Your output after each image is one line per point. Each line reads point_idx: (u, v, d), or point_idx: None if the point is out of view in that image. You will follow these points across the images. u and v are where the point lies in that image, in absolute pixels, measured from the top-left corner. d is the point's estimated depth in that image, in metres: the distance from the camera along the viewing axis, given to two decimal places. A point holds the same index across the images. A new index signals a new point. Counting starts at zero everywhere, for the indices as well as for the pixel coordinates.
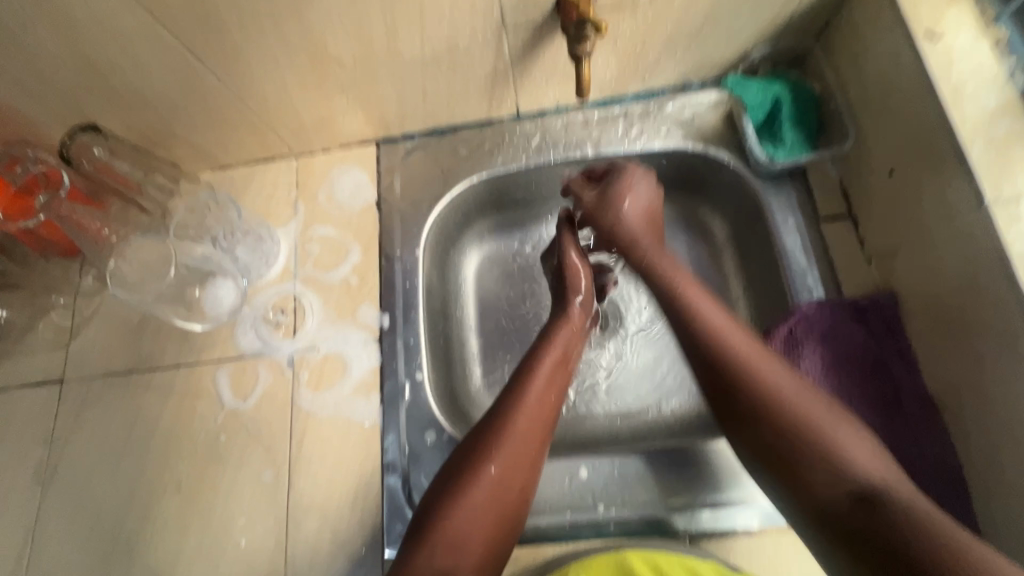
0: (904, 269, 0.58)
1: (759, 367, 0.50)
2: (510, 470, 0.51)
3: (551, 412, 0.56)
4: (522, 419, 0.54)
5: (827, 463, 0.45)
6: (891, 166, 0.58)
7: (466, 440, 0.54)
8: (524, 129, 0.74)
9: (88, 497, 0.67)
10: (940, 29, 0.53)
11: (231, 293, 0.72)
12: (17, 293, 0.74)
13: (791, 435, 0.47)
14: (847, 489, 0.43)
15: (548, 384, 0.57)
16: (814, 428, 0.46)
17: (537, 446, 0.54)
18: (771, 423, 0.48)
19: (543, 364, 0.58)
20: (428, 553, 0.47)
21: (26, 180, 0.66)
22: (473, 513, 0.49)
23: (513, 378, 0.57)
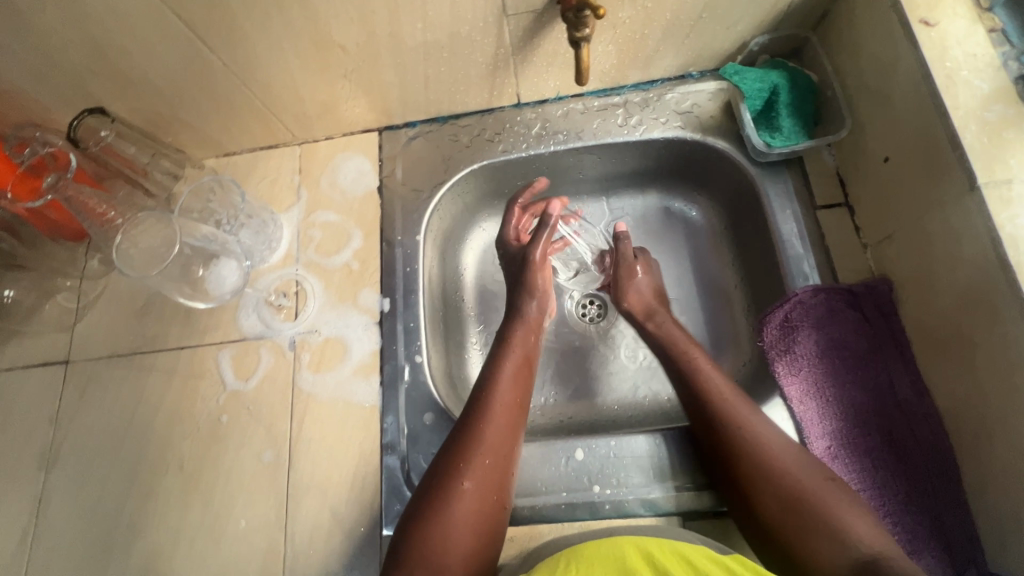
0: (899, 254, 0.59)
1: (760, 433, 0.54)
2: (483, 483, 0.53)
3: (519, 421, 0.57)
4: (491, 430, 0.55)
5: (829, 533, 0.47)
6: (886, 153, 0.59)
7: (438, 459, 0.55)
8: (524, 118, 0.75)
9: (91, 476, 0.68)
10: (935, 17, 0.53)
11: (234, 274, 0.72)
12: (26, 274, 0.74)
13: (795, 502, 0.50)
14: (850, 560, 0.46)
15: (513, 391, 0.59)
16: (818, 502, 0.49)
17: (507, 455, 0.55)
18: (774, 499, 0.50)
19: (504, 372, 0.60)
20: (411, 573, 0.48)
21: (33, 161, 0.67)
22: (453, 530, 0.50)
23: (478, 390, 0.59)
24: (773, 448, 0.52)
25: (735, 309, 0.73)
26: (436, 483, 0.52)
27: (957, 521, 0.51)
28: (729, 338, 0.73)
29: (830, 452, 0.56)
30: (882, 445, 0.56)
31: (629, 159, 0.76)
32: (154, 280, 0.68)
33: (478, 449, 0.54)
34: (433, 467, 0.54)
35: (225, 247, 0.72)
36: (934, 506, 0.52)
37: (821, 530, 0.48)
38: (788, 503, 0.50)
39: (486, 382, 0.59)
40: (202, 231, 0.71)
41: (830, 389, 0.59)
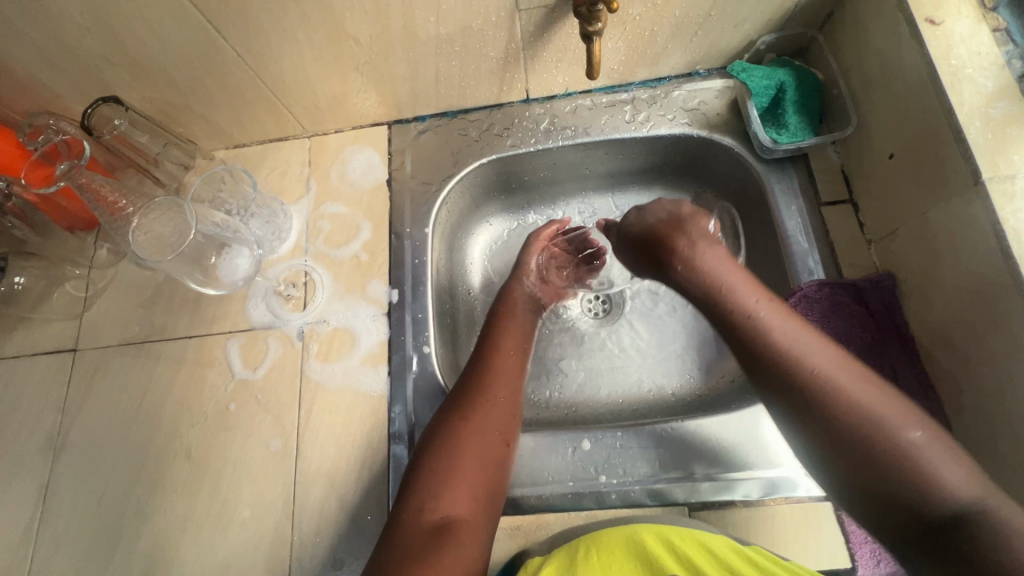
0: (903, 250, 0.60)
1: (831, 373, 0.46)
2: (489, 425, 0.54)
3: (519, 375, 0.60)
4: (495, 375, 0.58)
5: (917, 482, 0.41)
6: (891, 150, 0.60)
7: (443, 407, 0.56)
8: (533, 113, 0.76)
9: (99, 463, 0.68)
10: (941, 16, 0.55)
11: (246, 262, 0.72)
12: (36, 261, 0.74)
13: (879, 448, 0.42)
14: (940, 512, 0.40)
15: (513, 350, 0.62)
16: (905, 451, 0.42)
17: (510, 407, 0.56)
18: (854, 448, 0.43)
19: (504, 330, 0.64)
20: (420, 509, 0.48)
21: (47, 149, 0.68)
22: (459, 469, 0.50)
23: (480, 349, 0.61)
24: (848, 390, 0.45)
25: None
26: (444, 427, 0.53)
27: None
28: None
29: None
30: None
31: (636, 155, 0.77)
32: (167, 266, 0.65)
33: (483, 396, 0.56)
34: (438, 416, 0.55)
35: (237, 234, 0.72)
36: None
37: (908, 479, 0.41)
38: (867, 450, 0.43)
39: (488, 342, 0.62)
40: (214, 215, 0.71)
41: None
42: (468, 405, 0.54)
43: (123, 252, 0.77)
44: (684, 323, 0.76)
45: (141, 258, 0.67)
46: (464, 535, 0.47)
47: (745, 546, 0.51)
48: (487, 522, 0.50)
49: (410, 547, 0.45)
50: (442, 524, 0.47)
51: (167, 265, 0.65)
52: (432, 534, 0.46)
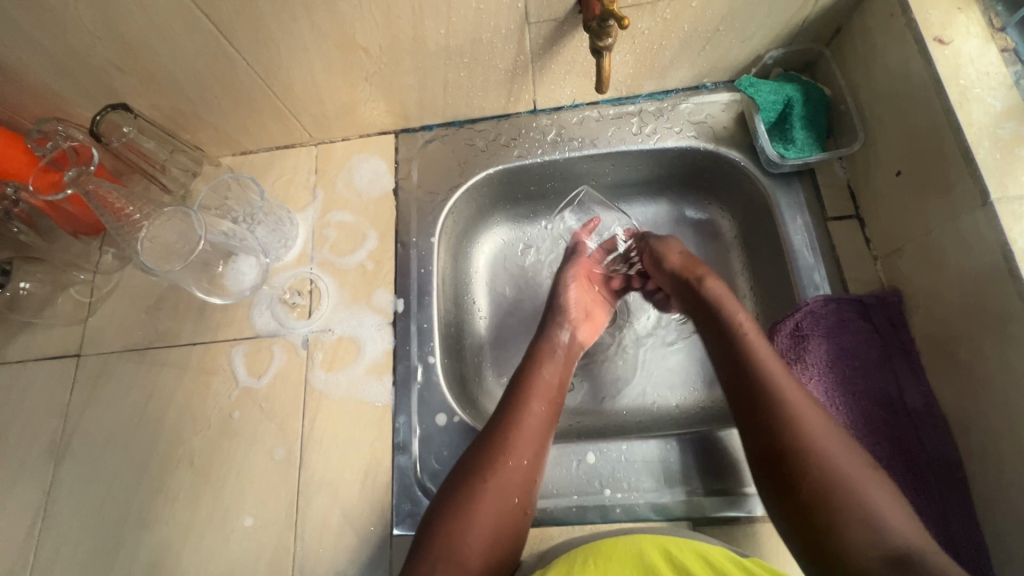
0: (909, 267, 0.60)
1: (803, 411, 0.49)
2: (505, 486, 0.52)
3: (547, 428, 0.57)
4: (518, 432, 0.55)
5: (866, 525, 0.43)
6: (898, 167, 0.60)
7: (464, 461, 0.55)
8: (540, 124, 0.76)
9: (101, 470, 0.68)
10: (949, 35, 0.55)
11: (252, 270, 0.73)
12: (40, 265, 0.74)
13: (829, 481, 0.45)
14: (883, 557, 0.41)
15: (546, 400, 0.59)
16: (848, 485, 0.45)
17: (531, 460, 0.55)
18: (805, 478, 0.46)
19: (536, 381, 0.60)
20: (426, 569, 0.47)
21: (56, 155, 0.68)
22: (471, 530, 0.49)
23: (508, 397, 0.59)
24: (812, 428, 0.48)
25: None
26: (464, 486, 0.52)
27: (966, 533, 0.52)
28: None
29: None
30: (892, 454, 0.56)
31: (642, 167, 0.77)
32: (174, 275, 0.66)
33: (503, 451, 0.54)
34: (459, 466, 0.54)
35: (245, 242, 0.72)
36: (945, 517, 0.52)
37: (856, 517, 0.43)
38: (819, 483, 0.45)
39: (520, 388, 0.59)
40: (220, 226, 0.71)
41: (840, 398, 0.59)
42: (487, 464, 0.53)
43: (128, 257, 0.77)
44: (689, 336, 0.76)
45: (148, 265, 0.68)
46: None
47: (744, 558, 0.50)
48: None
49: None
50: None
51: (175, 274, 0.66)
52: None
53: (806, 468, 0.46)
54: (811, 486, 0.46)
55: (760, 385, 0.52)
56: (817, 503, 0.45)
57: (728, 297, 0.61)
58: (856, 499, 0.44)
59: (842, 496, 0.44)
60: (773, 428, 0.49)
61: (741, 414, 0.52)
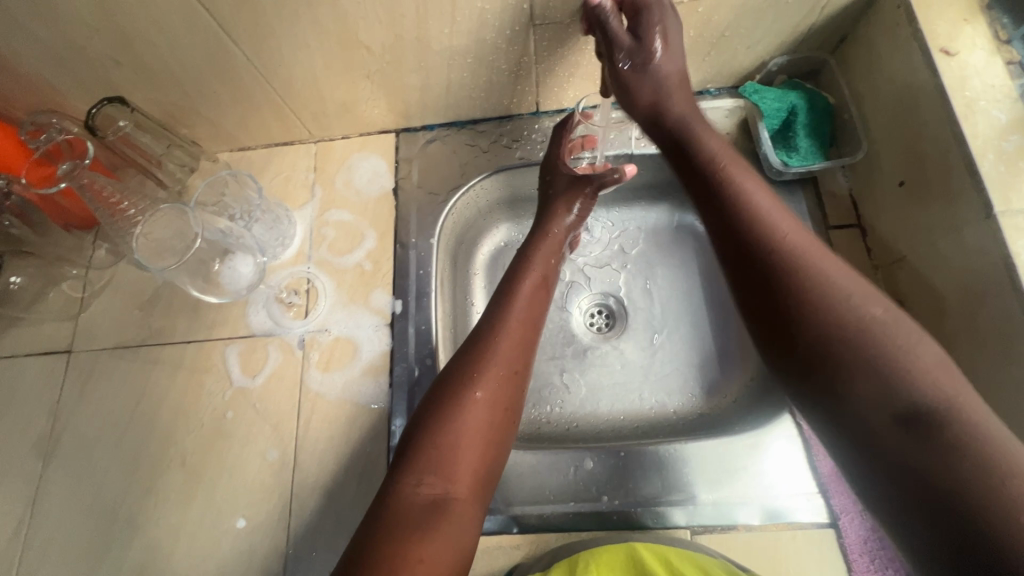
0: (912, 277, 0.59)
1: (812, 261, 0.46)
2: (494, 396, 0.52)
3: (529, 340, 0.57)
4: (504, 343, 0.55)
5: (882, 382, 0.40)
6: (902, 177, 0.60)
7: (445, 375, 0.54)
8: (542, 126, 0.76)
9: (91, 469, 0.67)
10: (955, 47, 0.55)
11: (248, 268, 0.73)
12: (33, 260, 0.74)
13: (842, 338, 0.42)
14: (899, 415, 0.39)
15: (527, 312, 0.59)
16: (863, 338, 0.41)
17: (516, 372, 0.55)
18: (814, 335, 0.43)
19: (519, 293, 0.60)
20: (415, 481, 0.46)
21: (49, 148, 0.67)
22: (459, 444, 0.49)
23: (493, 311, 0.59)
24: (826, 280, 0.44)
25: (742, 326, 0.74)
26: (449, 396, 0.51)
27: None
28: (737, 351, 0.73)
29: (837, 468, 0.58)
30: None
31: (643, 171, 0.77)
32: (169, 273, 0.67)
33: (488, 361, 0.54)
34: (441, 380, 0.53)
35: (243, 240, 0.72)
36: None
37: (865, 367, 0.40)
38: (826, 337, 0.42)
39: (503, 302, 0.59)
40: (217, 223, 0.71)
41: None
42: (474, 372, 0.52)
43: (122, 253, 0.76)
44: (686, 340, 0.75)
45: (142, 262, 0.68)
46: (459, 513, 0.46)
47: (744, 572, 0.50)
48: (482, 504, 0.49)
49: (402, 521, 0.44)
50: (438, 499, 0.46)
51: (170, 272, 0.66)
52: (426, 510, 0.45)
53: (807, 321, 0.44)
54: (813, 343, 0.43)
55: (754, 227, 0.48)
56: (818, 363, 0.43)
57: (706, 134, 0.57)
58: (866, 353, 0.41)
59: (849, 351, 0.41)
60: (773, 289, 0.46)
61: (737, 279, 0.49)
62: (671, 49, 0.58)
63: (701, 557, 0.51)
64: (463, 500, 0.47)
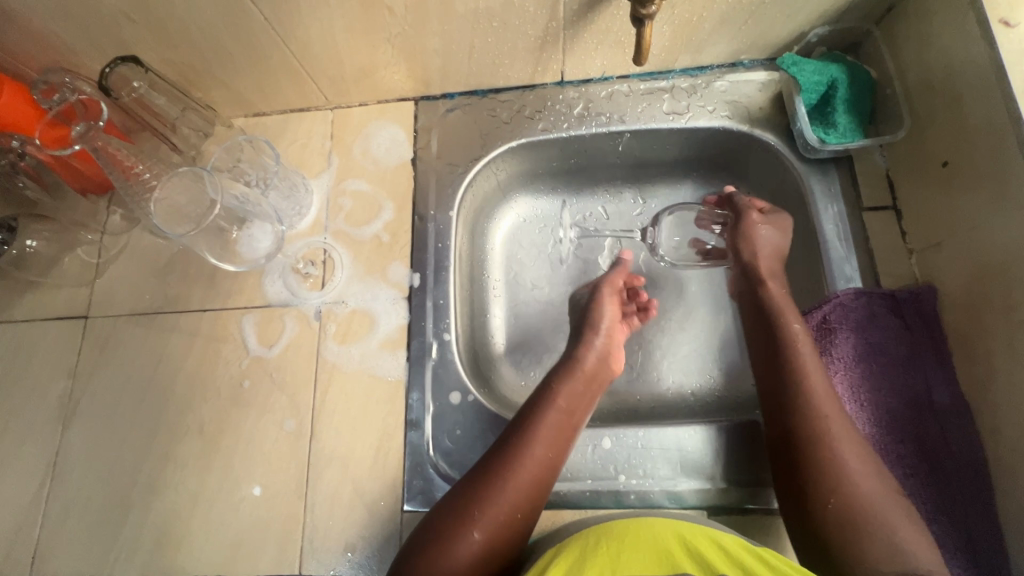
0: (949, 262, 0.57)
1: (840, 441, 0.51)
2: (491, 536, 0.51)
3: (561, 450, 0.56)
4: (517, 478, 0.53)
5: (890, 553, 0.47)
6: (946, 157, 0.57)
7: (452, 498, 0.53)
8: (567, 97, 0.73)
9: (109, 432, 0.67)
10: (1017, 17, 0.51)
11: (267, 238, 0.72)
12: (48, 224, 0.73)
13: (858, 512, 0.48)
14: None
15: (549, 448, 0.55)
16: (882, 517, 0.48)
17: (522, 514, 0.53)
18: (839, 507, 0.49)
19: (544, 421, 0.56)
20: None
21: (63, 109, 0.65)
22: None
23: (514, 436, 0.56)
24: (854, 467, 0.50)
25: None
26: (447, 529, 0.50)
27: (988, 534, 0.51)
28: None
29: None
30: (915, 452, 0.55)
31: (670, 146, 0.74)
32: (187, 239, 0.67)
33: (496, 496, 0.52)
34: (469, 478, 0.54)
35: (259, 208, 0.71)
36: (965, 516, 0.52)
37: (881, 544, 0.47)
38: (845, 514, 0.49)
39: (529, 424, 0.56)
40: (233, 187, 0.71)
41: (865, 392, 0.58)
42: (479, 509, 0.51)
43: (136, 219, 0.75)
44: (706, 322, 0.74)
45: (160, 228, 0.67)
46: None
47: (757, 547, 0.48)
48: None
49: None
50: None
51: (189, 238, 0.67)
52: None
53: (836, 499, 0.49)
54: (833, 515, 0.49)
55: (806, 404, 0.53)
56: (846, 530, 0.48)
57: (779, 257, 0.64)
58: (880, 530, 0.47)
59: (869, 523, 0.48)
60: (806, 459, 0.51)
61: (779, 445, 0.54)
62: (776, 226, 0.63)
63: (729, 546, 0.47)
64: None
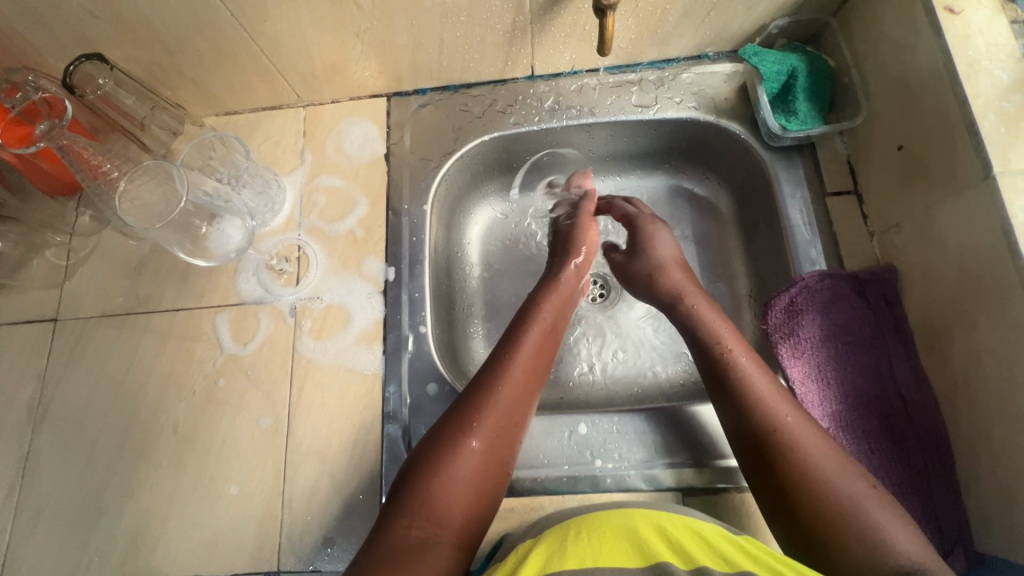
0: (906, 244, 0.59)
1: (798, 435, 0.49)
2: (491, 441, 0.51)
3: (533, 388, 0.56)
4: (506, 388, 0.54)
5: (868, 545, 0.43)
6: (900, 141, 0.59)
7: (446, 413, 0.53)
8: (537, 91, 0.74)
9: (81, 435, 0.66)
10: (960, 5, 0.53)
11: (238, 232, 0.69)
12: (14, 224, 0.72)
13: (814, 503, 0.46)
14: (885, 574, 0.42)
15: (532, 361, 0.57)
16: (849, 502, 0.45)
17: (518, 422, 0.54)
18: (805, 503, 0.46)
19: (527, 337, 0.59)
20: (406, 522, 0.45)
21: (26, 107, 0.63)
22: (450, 488, 0.47)
23: (497, 351, 0.58)
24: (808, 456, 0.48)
25: (738, 293, 0.74)
26: (448, 436, 0.50)
27: (948, 502, 0.53)
28: (731, 321, 0.73)
29: (828, 432, 0.58)
30: (879, 428, 0.57)
31: (640, 138, 0.76)
32: (154, 233, 0.63)
33: (489, 404, 0.52)
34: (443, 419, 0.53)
35: (230, 204, 0.69)
36: (927, 486, 0.54)
37: (858, 542, 0.43)
38: (819, 511, 0.45)
39: (514, 338, 0.59)
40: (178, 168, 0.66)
41: (831, 371, 0.60)
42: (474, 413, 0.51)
43: (106, 220, 0.74)
44: None
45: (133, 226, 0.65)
46: (446, 558, 0.44)
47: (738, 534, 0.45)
48: (469, 552, 0.46)
49: (390, 560, 0.42)
50: (427, 542, 0.44)
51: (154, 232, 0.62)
52: (414, 552, 0.43)
53: (800, 491, 0.47)
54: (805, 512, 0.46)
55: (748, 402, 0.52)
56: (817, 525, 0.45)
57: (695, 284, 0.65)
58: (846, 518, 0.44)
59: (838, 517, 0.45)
60: (765, 453, 0.50)
61: (750, 465, 0.51)
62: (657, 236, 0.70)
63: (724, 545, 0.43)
64: (449, 549, 0.45)
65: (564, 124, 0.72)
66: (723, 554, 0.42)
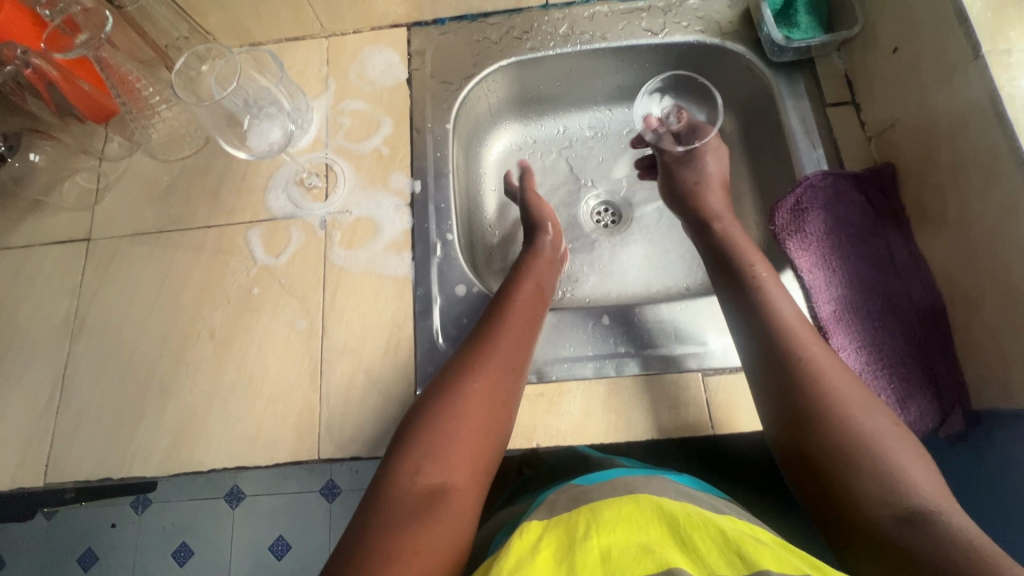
0: (902, 140, 0.64)
1: (821, 366, 0.51)
2: (493, 389, 0.52)
3: (527, 338, 0.58)
4: (503, 339, 0.56)
5: (878, 478, 0.44)
6: (895, 44, 0.64)
7: (447, 366, 0.54)
8: (552, 18, 0.78)
9: (119, 344, 0.68)
10: None
11: (276, 131, 0.70)
12: (50, 140, 0.75)
13: (828, 433, 0.47)
14: (890, 507, 0.43)
15: (525, 315, 0.59)
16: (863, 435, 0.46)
17: (516, 368, 0.55)
18: (818, 434, 0.48)
19: (519, 293, 0.62)
20: (414, 468, 0.46)
21: (64, 19, 0.66)
22: (456, 436, 0.48)
23: (491, 309, 0.60)
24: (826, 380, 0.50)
25: (745, 207, 0.78)
26: (447, 387, 0.52)
27: (946, 366, 0.57)
28: None
29: (834, 313, 0.62)
30: (882, 307, 0.61)
31: (649, 65, 0.80)
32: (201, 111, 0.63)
33: (485, 354, 0.54)
34: (436, 382, 0.53)
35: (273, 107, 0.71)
36: (926, 353, 0.59)
37: (867, 472, 0.45)
38: (833, 442, 0.47)
39: (505, 295, 0.61)
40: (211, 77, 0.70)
41: (835, 260, 0.64)
42: (471, 364, 0.53)
43: (136, 144, 0.76)
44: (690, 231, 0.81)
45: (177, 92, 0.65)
46: (456, 503, 0.45)
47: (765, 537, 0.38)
48: (480, 496, 0.48)
49: (399, 508, 0.43)
50: (437, 488, 0.45)
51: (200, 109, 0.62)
52: (424, 498, 0.44)
53: (818, 421, 0.48)
54: (820, 440, 0.47)
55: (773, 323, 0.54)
56: (830, 452, 0.47)
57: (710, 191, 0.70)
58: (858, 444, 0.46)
59: (852, 444, 0.46)
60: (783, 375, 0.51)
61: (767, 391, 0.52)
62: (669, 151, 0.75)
63: (738, 536, 0.36)
64: (459, 492, 0.46)
65: (578, 48, 0.76)
66: (735, 545, 0.35)
